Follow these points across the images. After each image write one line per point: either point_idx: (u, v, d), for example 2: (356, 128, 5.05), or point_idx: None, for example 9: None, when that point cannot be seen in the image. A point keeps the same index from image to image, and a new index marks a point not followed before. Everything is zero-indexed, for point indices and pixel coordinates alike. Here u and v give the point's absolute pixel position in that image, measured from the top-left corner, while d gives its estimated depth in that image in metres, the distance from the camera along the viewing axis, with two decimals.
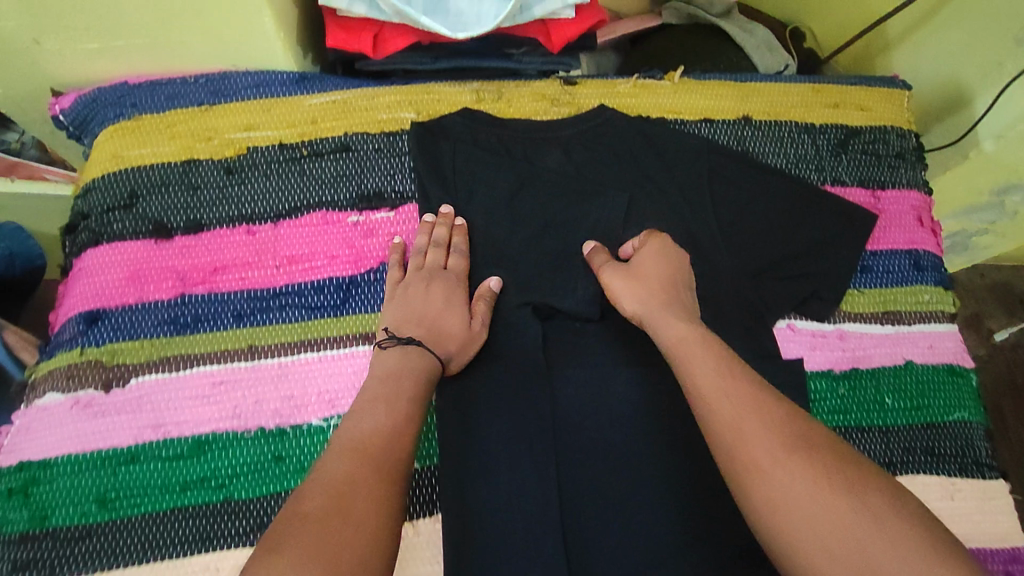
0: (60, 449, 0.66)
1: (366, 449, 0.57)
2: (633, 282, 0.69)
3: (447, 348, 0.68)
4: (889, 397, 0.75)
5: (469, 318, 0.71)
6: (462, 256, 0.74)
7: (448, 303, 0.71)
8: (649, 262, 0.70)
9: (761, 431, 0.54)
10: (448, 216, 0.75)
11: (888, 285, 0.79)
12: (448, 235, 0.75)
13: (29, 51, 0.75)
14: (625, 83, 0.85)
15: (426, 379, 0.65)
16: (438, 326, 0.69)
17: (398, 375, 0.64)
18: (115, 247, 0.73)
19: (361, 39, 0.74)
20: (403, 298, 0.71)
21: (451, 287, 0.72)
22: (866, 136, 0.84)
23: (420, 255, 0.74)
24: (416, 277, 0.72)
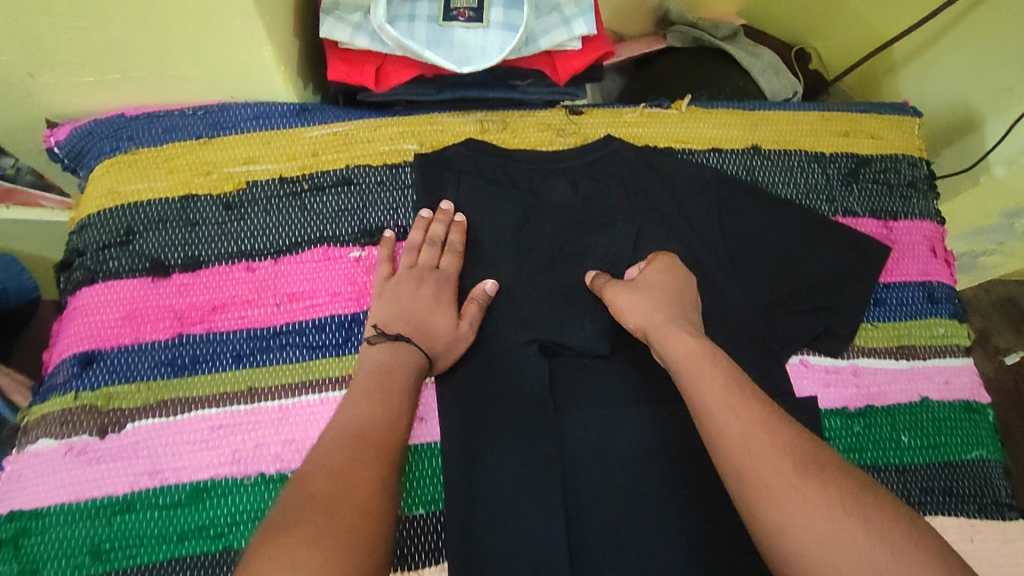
0: (52, 498, 0.64)
1: (363, 442, 0.57)
2: (640, 296, 0.66)
3: (434, 346, 0.68)
4: (905, 435, 0.73)
5: (457, 320, 0.70)
6: (457, 256, 0.73)
7: (437, 302, 0.70)
8: (656, 277, 0.68)
9: (774, 459, 0.52)
10: (446, 213, 0.74)
11: (902, 318, 0.77)
12: (445, 233, 0.74)
13: (23, 84, 0.73)
14: (631, 112, 0.83)
15: (415, 376, 0.65)
16: (426, 325, 0.68)
17: (389, 371, 0.64)
18: (111, 286, 0.72)
19: (363, 71, 0.73)
20: (392, 293, 0.70)
21: (442, 286, 0.71)
22: (877, 165, 0.83)
23: (414, 251, 0.73)
24: (407, 273, 0.71)
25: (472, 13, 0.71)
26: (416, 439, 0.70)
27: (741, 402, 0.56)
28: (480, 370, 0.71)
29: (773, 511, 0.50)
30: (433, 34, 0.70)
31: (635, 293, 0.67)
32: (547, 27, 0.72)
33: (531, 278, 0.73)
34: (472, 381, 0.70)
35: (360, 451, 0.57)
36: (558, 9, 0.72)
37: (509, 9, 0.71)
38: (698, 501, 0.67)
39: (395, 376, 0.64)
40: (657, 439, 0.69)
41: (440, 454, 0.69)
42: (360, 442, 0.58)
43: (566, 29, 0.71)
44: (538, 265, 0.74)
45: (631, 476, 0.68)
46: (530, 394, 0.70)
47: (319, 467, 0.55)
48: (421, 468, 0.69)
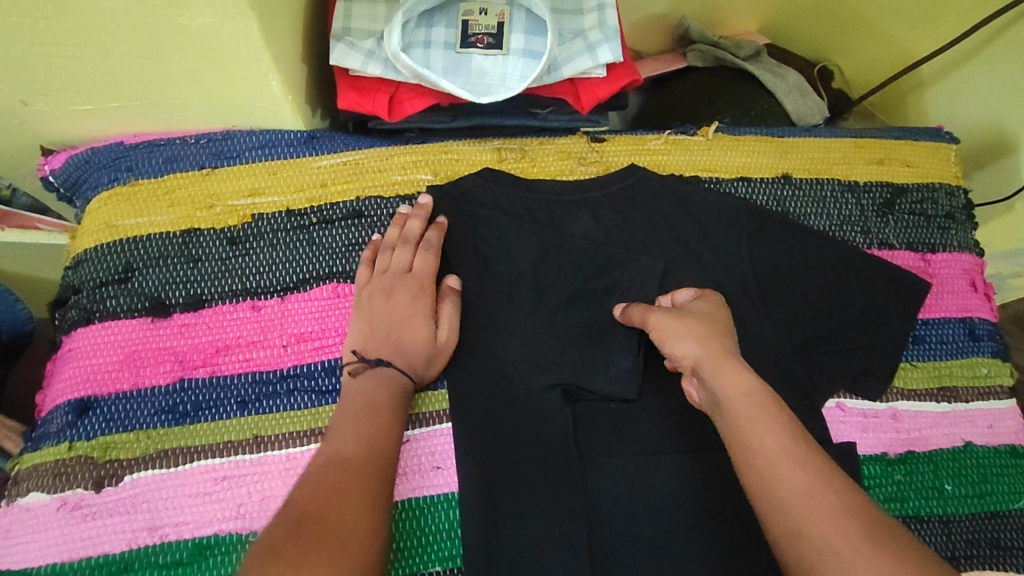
0: (45, 558, 0.60)
1: (350, 464, 0.56)
2: (692, 320, 0.61)
3: (413, 362, 0.66)
4: (949, 483, 0.69)
5: (434, 326, 0.67)
6: (432, 253, 0.70)
7: (412, 310, 0.68)
8: (706, 306, 0.63)
9: (816, 506, 0.47)
10: (422, 208, 0.72)
11: (943, 357, 0.74)
12: (421, 229, 0.71)
13: (16, 113, 0.69)
14: (655, 139, 0.79)
15: (399, 391, 0.64)
16: (404, 340, 0.66)
17: (371, 388, 0.63)
18: (109, 327, 0.68)
19: (375, 100, 0.69)
20: (369, 308, 0.68)
21: (417, 292, 0.69)
22: (914, 195, 0.80)
23: (387, 255, 0.70)
24: (381, 283, 0.69)
25: (491, 40, 0.69)
26: (431, 490, 0.65)
27: (765, 422, 0.52)
28: (500, 416, 0.66)
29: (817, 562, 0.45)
30: (451, 61, 0.69)
31: (684, 316, 0.62)
32: (571, 54, 0.69)
33: (553, 315, 0.69)
34: (490, 427, 0.66)
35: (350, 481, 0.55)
36: (582, 35, 0.70)
37: (530, 35, 0.69)
38: (734, 558, 0.62)
39: (379, 389, 0.63)
40: (689, 491, 0.64)
41: (457, 506, 0.65)
42: (347, 466, 0.56)
43: (591, 55, 0.69)
44: (560, 302, 0.70)
45: (664, 533, 0.63)
46: (553, 442, 0.65)
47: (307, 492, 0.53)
48: (438, 521, 0.64)
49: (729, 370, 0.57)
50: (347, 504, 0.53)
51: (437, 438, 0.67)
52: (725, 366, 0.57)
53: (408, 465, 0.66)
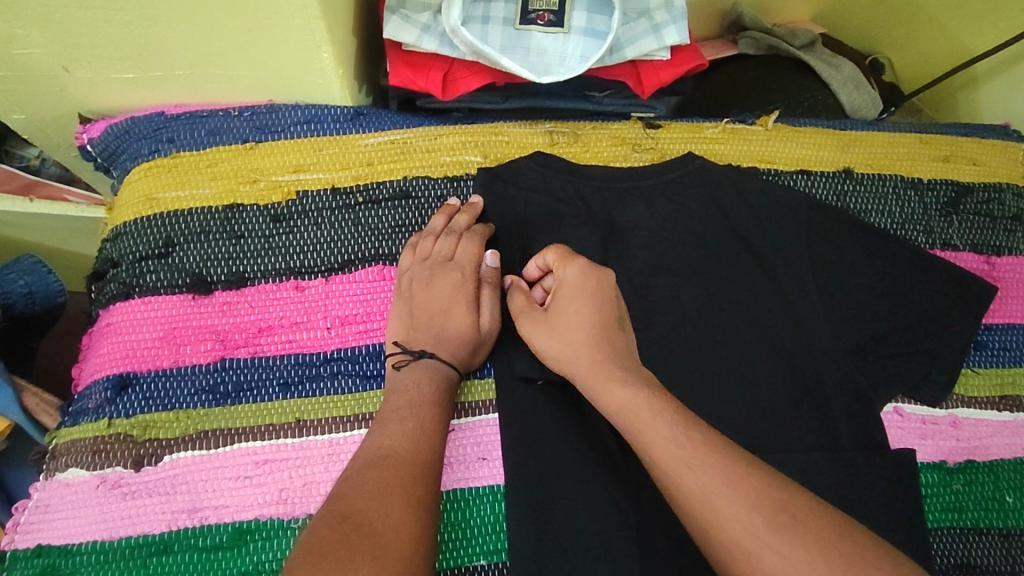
0: (83, 535, 0.59)
1: (397, 460, 0.54)
2: (563, 331, 0.58)
3: (458, 353, 0.63)
4: (1010, 495, 0.67)
5: (478, 316, 0.65)
6: (475, 241, 0.67)
7: (456, 299, 0.65)
8: (574, 294, 0.59)
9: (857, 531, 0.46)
10: (472, 206, 0.69)
11: (1005, 364, 0.72)
12: (468, 222, 0.69)
13: (57, 79, 0.67)
14: (712, 127, 0.77)
15: (443, 385, 0.61)
16: (447, 331, 0.64)
17: (416, 383, 0.60)
18: (148, 303, 0.66)
19: (429, 77, 0.67)
20: (412, 297, 0.65)
21: (460, 282, 0.66)
22: (979, 195, 0.77)
23: (429, 243, 0.68)
24: (423, 271, 0.66)
25: (552, 17, 0.66)
26: (477, 482, 0.63)
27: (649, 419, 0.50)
28: (548, 408, 0.64)
29: (744, 555, 0.44)
30: (509, 38, 0.66)
31: (557, 331, 0.58)
32: (635, 34, 0.67)
33: None
34: (538, 419, 0.64)
35: (399, 477, 0.52)
36: (647, 15, 0.68)
37: (593, 14, 0.66)
38: None
39: (418, 386, 0.60)
40: None
41: (503, 499, 0.63)
42: (394, 463, 0.54)
43: (656, 37, 0.67)
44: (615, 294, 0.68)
45: None
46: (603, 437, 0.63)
47: (353, 488, 0.52)
48: (482, 515, 0.62)
49: (614, 378, 0.54)
50: (392, 502, 0.51)
51: (482, 429, 0.65)
52: (611, 374, 0.54)
53: (453, 455, 0.64)
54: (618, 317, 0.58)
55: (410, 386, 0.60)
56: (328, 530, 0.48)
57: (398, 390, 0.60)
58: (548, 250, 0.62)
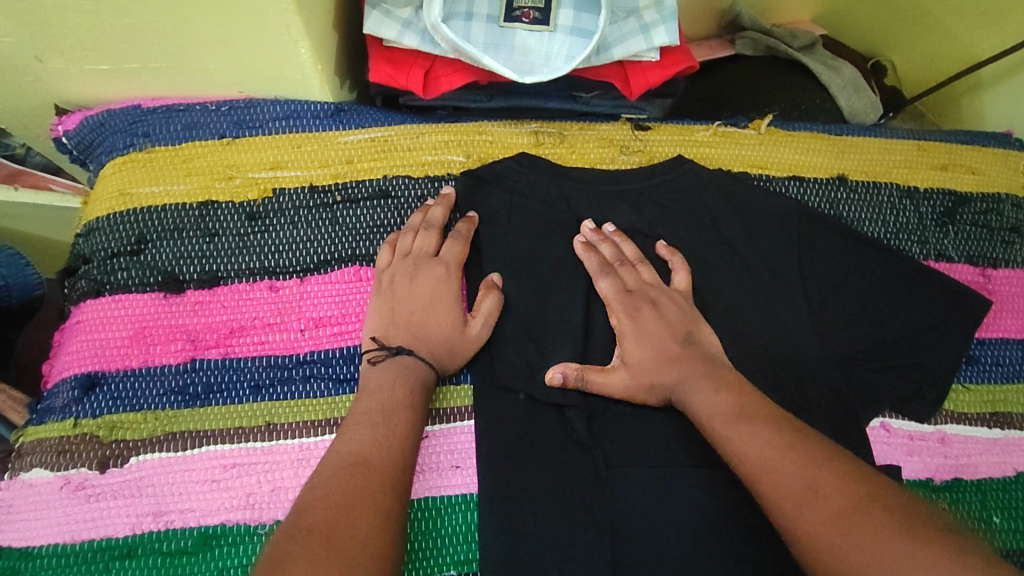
0: (45, 539, 0.58)
1: (368, 467, 0.52)
2: (642, 351, 0.61)
3: (439, 351, 0.61)
4: (997, 515, 0.65)
5: (466, 315, 0.63)
6: (461, 242, 0.66)
7: (439, 295, 0.63)
8: (640, 319, 0.62)
9: None
10: (445, 198, 0.68)
11: (997, 381, 0.70)
12: (444, 214, 0.67)
13: (31, 69, 0.65)
14: (703, 130, 0.76)
15: (419, 384, 0.59)
16: (428, 328, 0.62)
17: (390, 383, 0.58)
18: (118, 301, 0.65)
19: (410, 75, 0.66)
20: (390, 293, 0.63)
21: (440, 277, 0.64)
22: (977, 205, 0.75)
23: (409, 239, 0.66)
24: (404, 267, 0.65)
25: (538, 15, 0.65)
26: (449, 490, 0.62)
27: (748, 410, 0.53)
28: (525, 415, 0.62)
29: None
30: (492, 36, 0.65)
31: (634, 359, 0.61)
32: (623, 34, 0.65)
33: (587, 314, 0.66)
34: (512, 428, 0.62)
35: (370, 488, 0.50)
36: (636, 13, 0.66)
37: (580, 12, 0.64)
38: None
39: (388, 389, 0.58)
40: (726, 508, 0.60)
41: (475, 509, 0.61)
42: (365, 474, 0.51)
43: (644, 37, 0.65)
44: (597, 299, 0.67)
45: (696, 551, 0.58)
46: (578, 448, 0.61)
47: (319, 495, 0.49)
48: (454, 523, 0.61)
49: (711, 381, 0.57)
50: (361, 516, 0.48)
51: (457, 436, 0.64)
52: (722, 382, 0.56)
53: (425, 462, 0.63)
54: (687, 322, 0.62)
55: (381, 387, 0.58)
56: (292, 544, 0.45)
57: (370, 387, 0.59)
58: (602, 277, 0.65)
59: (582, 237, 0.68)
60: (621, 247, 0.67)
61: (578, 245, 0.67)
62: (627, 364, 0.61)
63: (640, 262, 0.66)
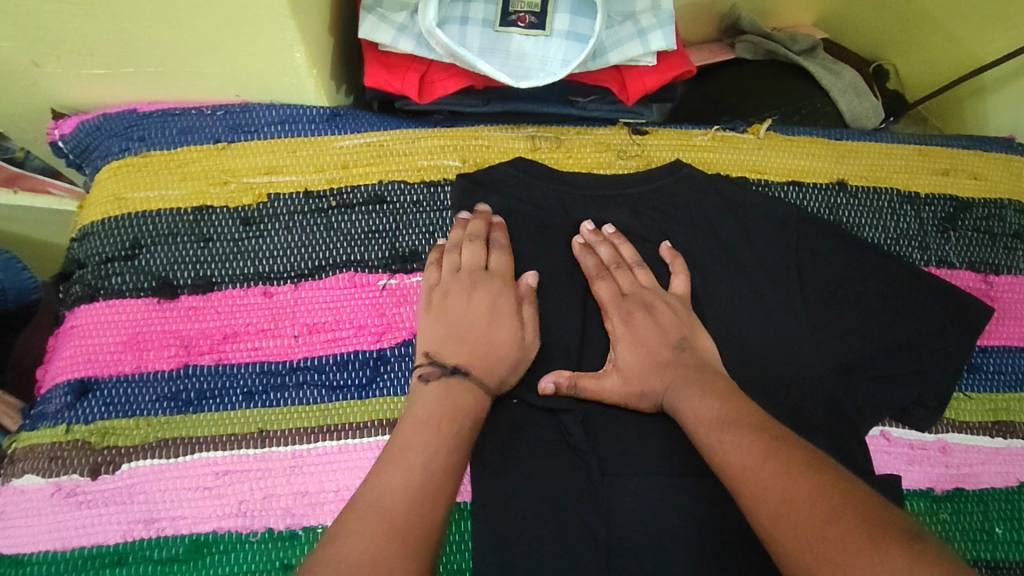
0: (36, 545, 0.57)
1: (402, 517, 0.45)
2: (633, 356, 0.61)
3: (496, 369, 0.59)
4: (999, 526, 0.64)
5: (520, 330, 0.61)
6: (506, 256, 0.65)
7: (494, 312, 0.61)
8: (633, 325, 0.63)
9: None
10: (483, 213, 0.67)
11: (999, 389, 0.69)
12: (486, 228, 0.65)
13: (27, 74, 0.65)
14: (701, 135, 0.75)
15: (464, 423, 0.54)
16: (486, 344, 0.59)
17: (437, 420, 0.53)
18: (112, 306, 0.64)
19: (405, 79, 0.66)
20: (440, 311, 0.61)
21: (495, 292, 0.62)
22: (979, 211, 0.75)
23: (457, 256, 0.64)
24: (455, 282, 0.63)
25: (534, 19, 0.64)
26: None
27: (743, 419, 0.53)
28: (520, 423, 0.62)
29: None
30: (488, 40, 0.64)
31: (626, 363, 0.61)
32: (620, 38, 0.65)
33: (583, 321, 0.65)
34: (507, 436, 0.61)
35: (405, 542, 0.44)
36: (633, 18, 0.66)
37: (576, 16, 0.64)
38: None
39: (427, 430, 0.52)
40: (723, 517, 0.59)
41: (470, 517, 0.61)
42: (409, 497, 0.47)
43: (641, 42, 0.65)
44: (592, 305, 0.66)
45: (692, 561, 0.57)
46: (573, 456, 0.60)
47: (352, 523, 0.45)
48: (448, 533, 0.60)
49: (706, 388, 0.56)
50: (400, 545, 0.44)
51: None
52: (717, 391, 0.56)
53: None
54: (683, 327, 0.62)
55: (421, 426, 0.52)
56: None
57: (410, 424, 0.53)
58: (599, 280, 0.65)
59: (581, 237, 0.67)
60: (620, 248, 0.67)
61: (575, 244, 0.67)
62: (618, 369, 0.61)
63: (639, 265, 0.66)
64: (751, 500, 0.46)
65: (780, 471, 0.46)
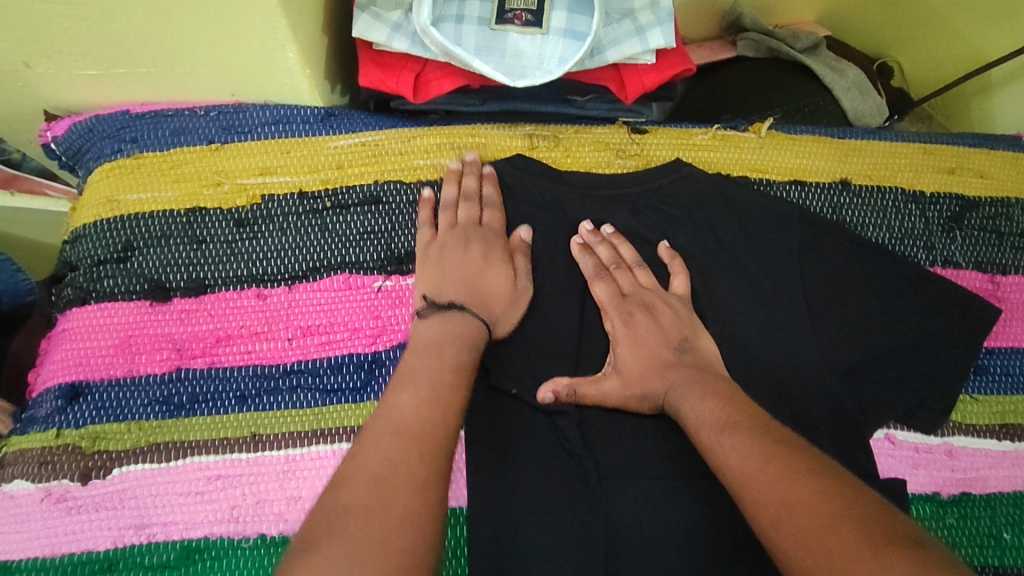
0: (25, 552, 0.57)
1: (418, 432, 0.47)
2: (634, 358, 0.60)
3: (492, 310, 0.60)
4: (1007, 532, 0.63)
5: (513, 276, 0.63)
6: (497, 208, 0.66)
7: (488, 260, 0.63)
8: (633, 327, 0.62)
9: None
10: (473, 164, 0.68)
11: (1007, 392, 0.68)
12: (478, 184, 0.67)
13: (19, 75, 0.64)
14: (702, 133, 0.74)
15: (466, 343, 0.56)
16: (480, 286, 0.61)
17: (438, 343, 0.55)
18: (104, 309, 0.64)
19: (400, 79, 0.65)
20: (437, 259, 0.63)
21: (489, 242, 0.64)
22: (986, 210, 0.73)
23: (452, 210, 0.66)
24: (450, 236, 0.64)
25: (530, 17, 0.63)
26: None
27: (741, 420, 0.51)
28: (517, 426, 0.60)
29: None
30: (484, 39, 0.63)
31: (627, 367, 0.60)
32: (618, 36, 0.64)
33: (580, 323, 0.64)
34: (503, 439, 0.60)
35: (425, 450, 0.46)
36: (631, 16, 0.65)
37: (573, 14, 0.63)
38: None
39: (432, 353, 0.55)
40: (724, 523, 0.58)
41: (466, 522, 0.59)
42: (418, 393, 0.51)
43: (639, 40, 0.64)
44: (590, 307, 0.65)
45: (692, 568, 0.56)
46: (570, 460, 0.59)
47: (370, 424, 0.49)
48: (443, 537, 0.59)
49: (706, 391, 0.55)
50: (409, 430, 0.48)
51: None
52: (716, 393, 0.54)
53: None
54: (685, 328, 0.61)
55: (426, 350, 0.55)
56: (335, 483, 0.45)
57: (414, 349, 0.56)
58: (597, 282, 0.64)
59: (579, 238, 0.66)
60: (619, 249, 0.66)
61: (573, 245, 0.66)
62: (618, 372, 0.60)
63: (638, 266, 0.65)
64: (752, 503, 0.45)
65: (780, 475, 0.45)
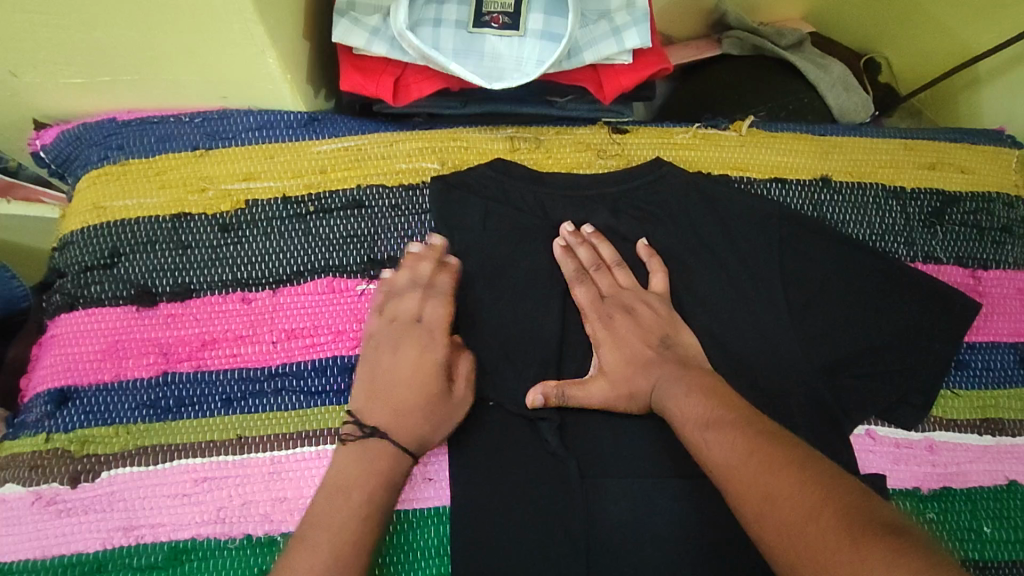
0: (16, 554, 0.58)
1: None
2: (615, 358, 0.61)
3: (418, 429, 0.57)
4: (988, 525, 0.63)
5: (450, 386, 0.59)
6: (443, 301, 0.62)
7: (422, 366, 0.59)
8: (614, 326, 0.62)
9: None
10: (432, 250, 0.64)
11: (988, 386, 0.68)
12: (431, 271, 0.63)
13: (6, 84, 0.65)
14: (683, 132, 0.74)
15: (377, 494, 0.54)
16: (409, 401, 0.58)
17: (348, 485, 0.54)
18: (92, 314, 0.65)
19: (380, 83, 0.65)
20: (373, 361, 0.60)
21: (426, 343, 0.60)
22: (967, 205, 0.74)
23: (395, 302, 0.62)
24: (389, 334, 0.61)
25: (507, 19, 0.64)
26: (421, 503, 0.60)
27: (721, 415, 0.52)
28: (499, 427, 0.61)
29: None
30: (461, 42, 0.64)
31: (610, 367, 0.61)
32: (594, 38, 0.64)
33: (562, 323, 0.65)
34: (484, 440, 0.61)
35: None
36: (608, 16, 0.65)
37: (550, 15, 0.64)
38: None
39: (341, 496, 0.53)
40: (704, 519, 0.58)
41: (448, 521, 0.60)
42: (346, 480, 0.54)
43: (616, 40, 0.64)
44: (572, 308, 0.66)
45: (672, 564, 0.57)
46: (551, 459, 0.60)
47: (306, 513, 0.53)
48: (425, 535, 0.60)
49: (685, 388, 0.56)
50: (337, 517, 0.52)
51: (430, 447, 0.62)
52: (693, 391, 0.55)
53: None
54: (665, 326, 0.61)
55: (336, 491, 0.53)
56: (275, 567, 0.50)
57: (316, 502, 0.53)
58: (578, 284, 0.65)
59: (561, 240, 0.66)
60: (598, 248, 0.66)
61: (556, 248, 0.66)
62: (602, 373, 0.61)
63: (618, 264, 0.66)
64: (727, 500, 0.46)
65: (764, 469, 0.45)
